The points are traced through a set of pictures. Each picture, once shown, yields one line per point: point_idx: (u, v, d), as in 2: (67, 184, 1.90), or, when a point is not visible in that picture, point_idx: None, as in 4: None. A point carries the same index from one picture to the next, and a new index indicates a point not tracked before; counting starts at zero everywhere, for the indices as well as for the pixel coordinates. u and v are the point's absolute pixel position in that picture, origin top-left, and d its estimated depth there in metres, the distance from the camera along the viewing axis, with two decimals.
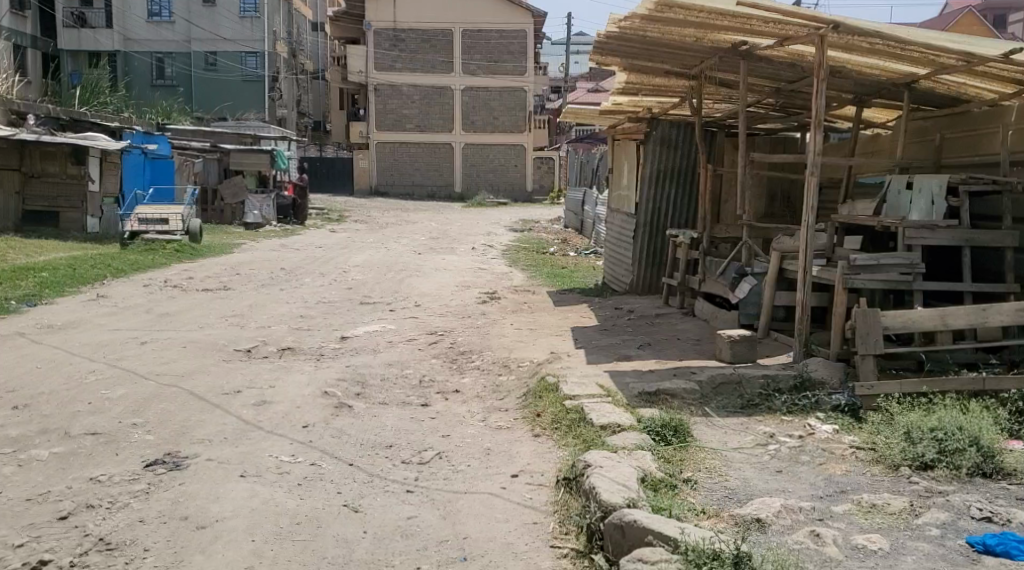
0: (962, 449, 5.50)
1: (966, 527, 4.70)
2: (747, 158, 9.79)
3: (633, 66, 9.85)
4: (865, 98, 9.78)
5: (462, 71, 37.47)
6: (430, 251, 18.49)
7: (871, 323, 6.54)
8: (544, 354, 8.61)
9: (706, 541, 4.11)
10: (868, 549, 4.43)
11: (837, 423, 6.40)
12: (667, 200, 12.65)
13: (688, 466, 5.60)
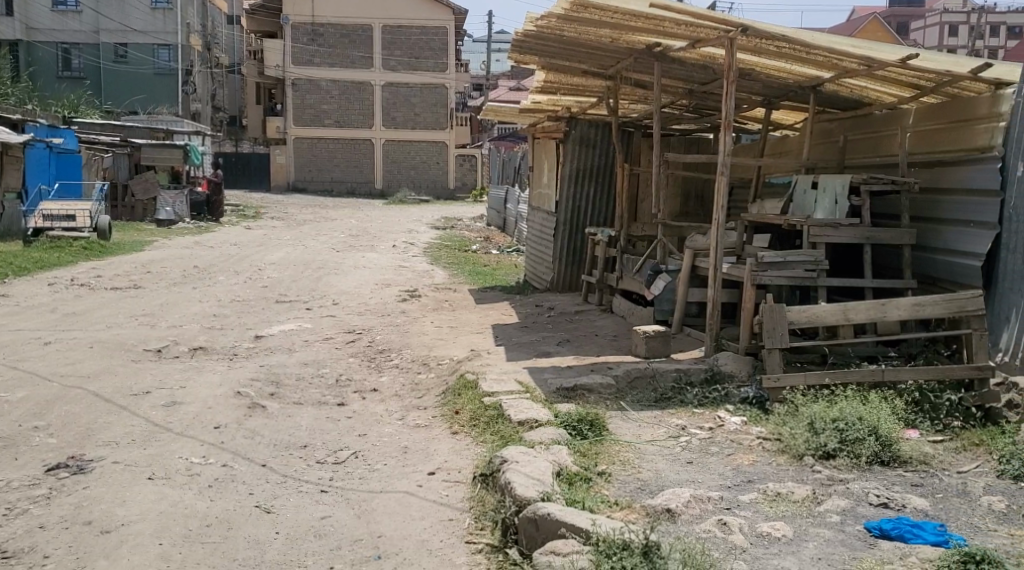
0: (862, 439, 5.75)
1: (864, 513, 4.90)
2: (662, 157, 9.98)
3: (549, 65, 9.94)
4: (775, 100, 10.06)
5: (382, 67, 37.21)
6: (349, 249, 18.34)
7: (778, 318, 6.74)
8: (463, 352, 8.63)
9: (617, 531, 4.18)
10: (771, 537, 4.57)
11: (746, 415, 6.62)
12: (586, 198, 12.81)
13: (603, 460, 5.70)
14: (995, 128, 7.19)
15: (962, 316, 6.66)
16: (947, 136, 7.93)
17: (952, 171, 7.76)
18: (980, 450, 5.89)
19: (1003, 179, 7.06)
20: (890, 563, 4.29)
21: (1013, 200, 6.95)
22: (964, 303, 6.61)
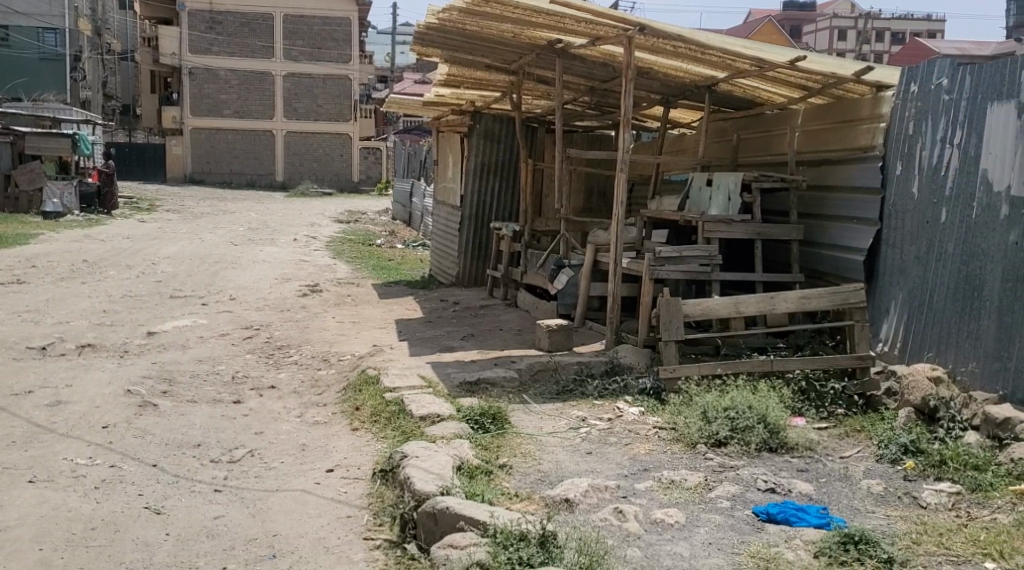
0: (751, 426, 5.95)
1: (753, 498, 5.08)
2: (563, 153, 10.08)
3: (452, 59, 9.93)
4: (672, 99, 10.29)
5: (283, 57, 36.49)
6: (248, 242, 17.94)
7: (674, 311, 6.85)
8: (364, 347, 8.56)
9: (514, 523, 4.21)
10: (665, 523, 4.70)
11: (644, 405, 6.78)
12: (491, 193, 12.86)
13: (504, 453, 5.74)
14: (875, 129, 7.52)
15: (845, 308, 6.94)
16: (833, 136, 8.24)
17: (838, 170, 8.08)
18: (862, 435, 6.17)
19: (883, 177, 7.39)
20: (776, 545, 4.45)
21: (892, 197, 7.26)
22: (846, 295, 6.89)
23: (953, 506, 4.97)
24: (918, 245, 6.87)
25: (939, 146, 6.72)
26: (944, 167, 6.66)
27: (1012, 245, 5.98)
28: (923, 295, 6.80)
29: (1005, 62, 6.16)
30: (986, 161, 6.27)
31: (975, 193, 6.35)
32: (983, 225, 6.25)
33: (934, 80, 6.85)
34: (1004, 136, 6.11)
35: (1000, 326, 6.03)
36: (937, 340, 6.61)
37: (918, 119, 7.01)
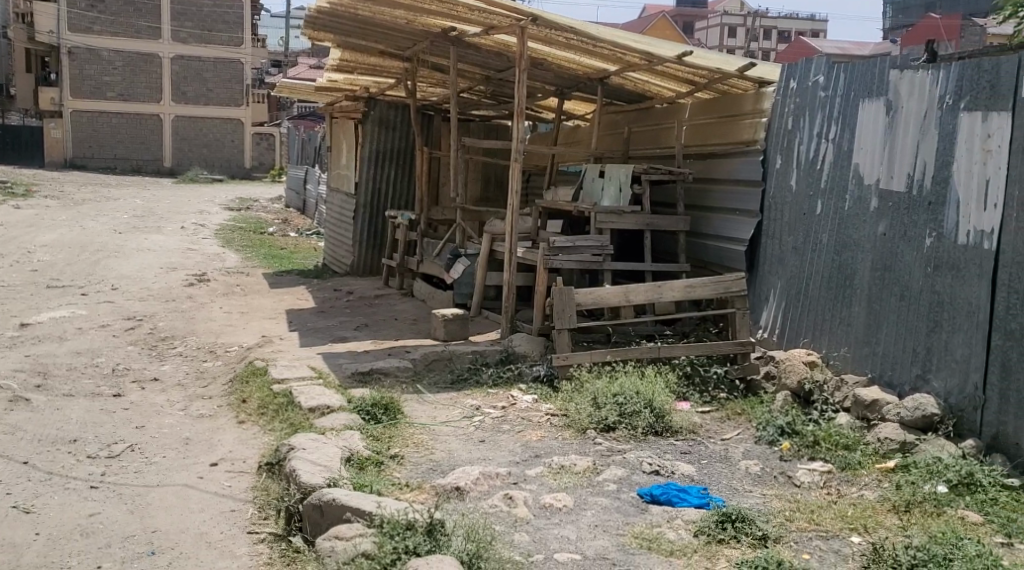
0: (639, 411, 6.11)
1: (638, 481, 5.22)
2: (458, 143, 10.07)
3: (345, 44, 9.80)
4: (566, 91, 10.40)
5: (170, 39, 35.27)
6: (132, 230, 17.32)
7: (567, 300, 6.95)
8: (253, 338, 8.39)
9: (401, 513, 4.18)
10: (554, 507, 4.77)
11: (537, 393, 6.87)
12: (385, 181, 12.75)
13: (396, 443, 5.72)
14: (758, 124, 7.80)
15: (728, 296, 7.18)
16: (719, 130, 8.49)
17: (723, 164, 8.33)
18: (743, 418, 6.41)
19: (764, 170, 7.66)
20: (659, 526, 4.58)
21: (772, 189, 7.54)
22: (729, 284, 7.13)
23: (824, 484, 5.21)
24: (796, 236, 7.15)
25: (815, 141, 7.00)
26: (820, 161, 6.94)
27: (880, 236, 6.28)
28: (800, 283, 7.08)
29: (875, 61, 6.45)
30: (857, 155, 6.56)
31: (847, 186, 6.64)
32: (854, 216, 6.54)
33: (811, 78, 7.13)
34: (874, 132, 6.40)
35: (869, 313, 6.33)
36: (813, 327, 6.90)
37: (796, 115, 7.29)
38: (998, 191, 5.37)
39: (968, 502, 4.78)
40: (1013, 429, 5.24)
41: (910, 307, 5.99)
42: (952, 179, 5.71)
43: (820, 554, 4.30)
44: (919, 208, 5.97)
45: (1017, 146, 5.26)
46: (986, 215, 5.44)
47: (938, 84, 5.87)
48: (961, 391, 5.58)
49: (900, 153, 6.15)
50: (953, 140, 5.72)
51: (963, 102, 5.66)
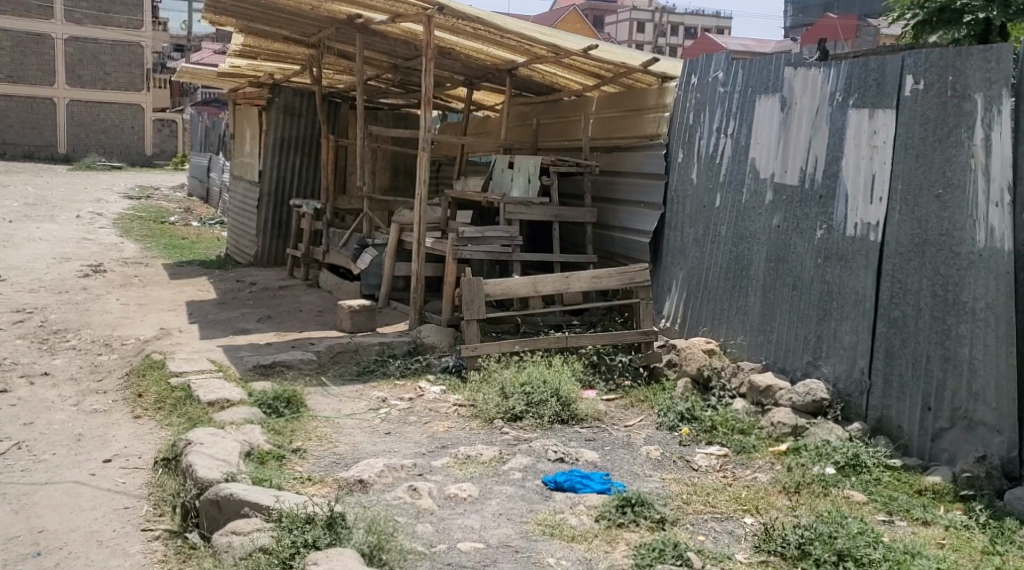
0: (545, 400, 6.17)
1: (543, 469, 5.28)
2: (365, 132, 9.96)
3: (248, 29, 9.58)
4: (475, 82, 10.39)
5: (63, 19, 33.76)
6: (22, 219, 16.61)
7: (475, 290, 6.95)
8: (151, 331, 8.15)
9: (300, 507, 4.13)
10: (458, 497, 4.78)
11: (445, 383, 6.87)
12: (291, 169, 12.55)
13: (299, 436, 5.64)
14: (661, 118, 7.95)
15: (632, 287, 7.30)
16: (624, 123, 8.63)
17: (629, 157, 8.47)
18: (645, 405, 6.54)
19: (666, 164, 7.83)
20: (561, 512, 4.64)
21: (674, 182, 7.70)
22: (633, 275, 7.25)
23: (720, 468, 5.37)
24: (696, 228, 7.32)
25: (715, 136, 7.17)
26: (719, 155, 7.11)
27: (775, 228, 6.47)
28: (700, 274, 7.26)
29: (771, 58, 6.64)
30: (754, 150, 6.75)
31: (744, 180, 6.83)
32: (751, 209, 6.73)
33: (711, 74, 7.31)
34: (769, 128, 6.60)
35: (764, 303, 6.53)
36: (713, 316, 7.08)
37: (697, 110, 7.46)
38: (882, 186, 5.59)
39: (854, 482, 4.98)
40: (895, 413, 5.47)
41: (802, 297, 6.20)
42: (842, 174, 5.92)
43: (714, 536, 4.43)
44: (811, 201, 6.18)
45: (900, 142, 5.48)
46: (872, 209, 5.66)
47: (829, 83, 6.08)
48: (849, 376, 5.80)
49: (794, 148, 6.35)
50: (842, 136, 5.94)
51: (851, 99, 5.88)
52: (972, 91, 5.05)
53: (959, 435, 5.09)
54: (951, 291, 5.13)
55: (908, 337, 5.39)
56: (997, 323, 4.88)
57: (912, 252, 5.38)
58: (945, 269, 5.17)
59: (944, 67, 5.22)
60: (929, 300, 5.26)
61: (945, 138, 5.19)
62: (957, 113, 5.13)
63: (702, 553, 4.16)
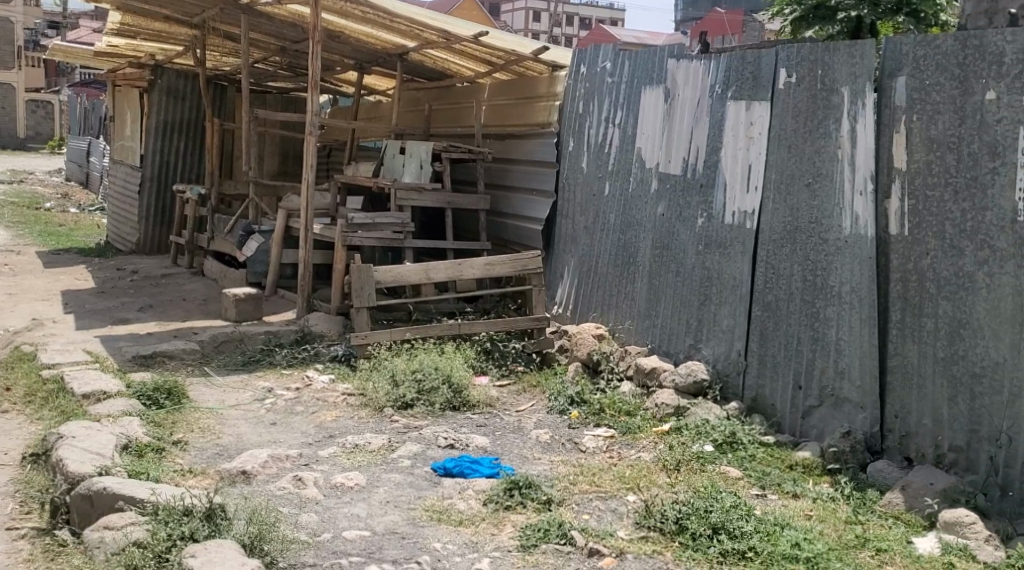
0: (436, 387, 6.18)
1: (432, 455, 5.30)
2: (251, 115, 9.72)
3: (126, 8, 9.20)
4: (365, 66, 10.26)
5: None
6: None
7: (365, 277, 6.86)
8: (21, 322, 7.79)
9: (178, 499, 4.03)
10: (345, 486, 4.75)
11: (334, 372, 6.81)
12: (174, 153, 12.15)
13: (180, 429, 5.50)
14: (552, 106, 8.04)
15: (524, 274, 7.36)
16: (516, 111, 8.69)
17: (521, 144, 8.54)
18: (537, 390, 6.63)
19: (557, 152, 7.94)
20: (449, 498, 4.67)
21: (565, 170, 7.82)
22: (525, 262, 7.29)
23: (607, 449, 5.49)
24: (587, 216, 7.46)
25: (603, 125, 7.30)
26: (608, 145, 7.24)
27: (659, 217, 6.63)
28: (590, 261, 7.41)
29: (655, 50, 6.79)
30: (640, 140, 6.89)
31: (631, 169, 6.97)
32: (637, 198, 6.88)
33: (600, 64, 7.42)
34: (654, 118, 6.74)
35: (649, 289, 6.70)
36: (602, 302, 7.24)
37: (586, 99, 7.58)
38: (758, 175, 5.79)
39: (730, 459, 5.18)
40: (769, 392, 5.70)
41: (684, 282, 6.38)
42: (721, 164, 6.10)
43: (598, 514, 4.53)
44: (693, 190, 6.35)
45: (774, 133, 5.68)
46: (748, 197, 5.86)
47: (709, 74, 6.24)
48: (727, 358, 6.00)
49: (677, 137, 6.51)
50: (721, 128, 6.12)
51: (730, 91, 6.06)
52: (839, 84, 5.25)
53: (827, 413, 5.35)
54: (820, 276, 5.35)
55: (781, 320, 5.61)
56: (860, 306, 5.11)
57: (784, 239, 5.59)
58: (814, 255, 5.39)
59: (815, 62, 5.41)
60: (800, 285, 5.48)
61: (815, 129, 5.40)
62: (826, 105, 5.33)
63: (586, 531, 4.25)
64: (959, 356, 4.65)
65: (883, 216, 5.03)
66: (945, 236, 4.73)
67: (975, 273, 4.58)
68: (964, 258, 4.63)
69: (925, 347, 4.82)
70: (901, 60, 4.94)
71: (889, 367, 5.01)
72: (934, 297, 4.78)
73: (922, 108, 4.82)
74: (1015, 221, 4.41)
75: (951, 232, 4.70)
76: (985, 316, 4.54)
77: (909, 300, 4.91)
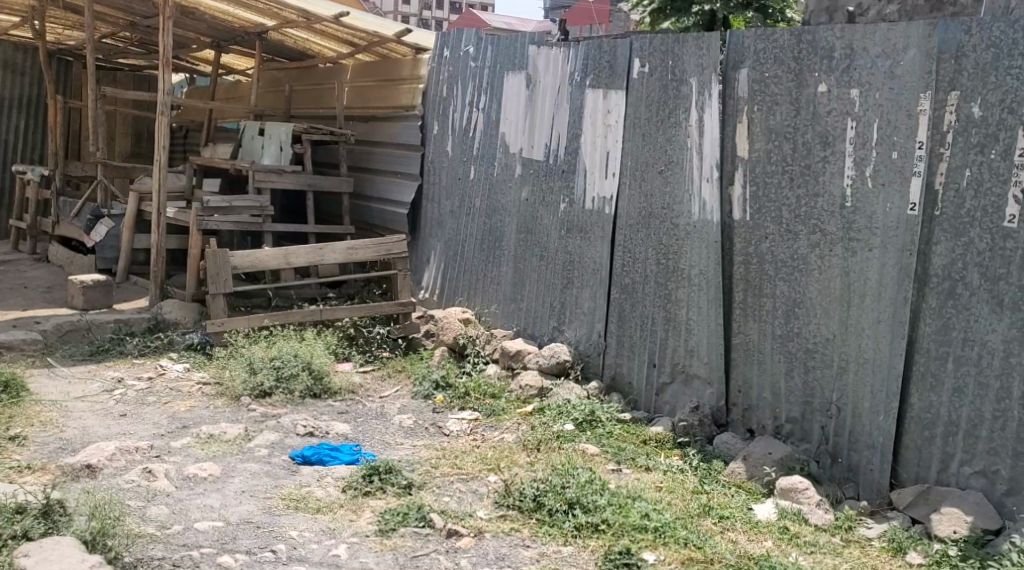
0: (296, 374, 6.09)
1: (291, 444, 5.22)
2: (98, 93, 9.26)
3: None
4: (222, 44, 9.92)
5: None
6: None
7: (221, 263, 6.64)
8: None
9: (11, 497, 3.83)
10: (198, 477, 4.62)
11: (190, 361, 6.61)
12: (14, 131, 11.47)
13: (19, 423, 5.23)
14: (415, 89, 8.01)
15: (389, 258, 7.23)
16: (380, 93, 8.61)
17: (385, 127, 8.48)
18: (401, 375, 6.63)
19: (422, 136, 7.93)
20: (307, 485, 4.61)
21: (430, 153, 7.83)
22: (390, 246, 7.18)
23: (470, 431, 5.54)
24: (452, 200, 7.50)
25: (467, 109, 7.33)
26: (472, 129, 7.28)
27: (523, 201, 6.73)
28: (456, 245, 7.47)
29: (516, 36, 6.85)
30: (503, 125, 6.95)
31: (495, 154, 7.03)
32: (500, 182, 6.96)
33: (462, 48, 7.44)
34: (517, 104, 6.81)
35: (515, 272, 6.80)
36: (468, 285, 7.32)
37: (450, 83, 7.58)
38: (615, 162, 5.94)
39: (588, 436, 5.32)
40: (627, 370, 5.90)
41: (547, 265, 6.51)
42: (580, 150, 6.22)
43: (459, 496, 4.57)
44: (554, 175, 6.46)
45: (629, 121, 5.83)
46: (606, 183, 6.01)
47: (569, 62, 6.35)
48: (588, 340, 6.17)
49: (539, 123, 6.59)
50: (580, 114, 6.23)
51: (588, 79, 6.18)
52: (688, 75, 5.44)
53: (678, 389, 5.57)
54: (672, 260, 5.55)
55: (636, 301, 5.80)
56: (708, 288, 5.33)
57: (639, 224, 5.76)
58: (667, 239, 5.58)
59: (665, 53, 5.59)
60: (654, 268, 5.67)
61: (666, 118, 5.58)
62: (676, 95, 5.52)
63: (445, 513, 4.29)
64: (795, 333, 4.92)
65: (727, 202, 5.25)
66: (782, 221, 4.96)
67: (807, 255, 4.84)
68: (798, 241, 4.88)
69: (765, 326, 5.07)
70: (743, 53, 5.15)
71: (733, 344, 5.26)
72: (772, 278, 5.02)
73: (762, 99, 5.05)
74: (843, 206, 4.67)
75: (787, 217, 4.93)
76: (817, 296, 4.80)
77: (750, 282, 5.15)
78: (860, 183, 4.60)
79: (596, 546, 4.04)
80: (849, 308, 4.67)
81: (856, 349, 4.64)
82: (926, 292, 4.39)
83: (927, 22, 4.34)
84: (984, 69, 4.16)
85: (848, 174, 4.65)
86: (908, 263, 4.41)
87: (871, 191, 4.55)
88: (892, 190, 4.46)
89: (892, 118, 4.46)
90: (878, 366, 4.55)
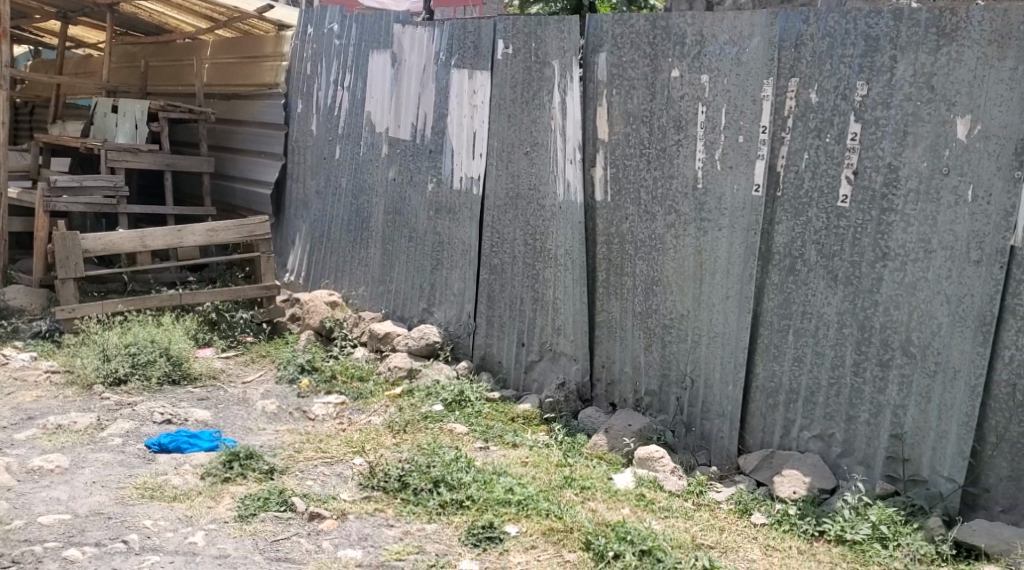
0: (153, 361, 5.88)
1: (146, 432, 5.05)
2: None
3: None
4: (69, 15, 9.41)
5: None
6: None
7: (71, 247, 6.29)
8: None
9: None
10: (44, 470, 4.42)
11: (37, 349, 6.30)
12: None
13: None
14: (277, 67, 7.81)
15: (252, 240, 7.02)
16: (240, 70, 8.35)
17: (247, 105, 8.24)
18: (265, 360, 6.50)
19: (285, 114, 7.76)
20: (163, 474, 4.48)
21: (295, 132, 7.66)
22: (252, 228, 6.97)
23: (337, 415, 5.49)
24: (318, 180, 7.38)
25: (332, 88, 7.21)
26: (337, 108, 7.17)
27: (390, 181, 6.69)
28: (322, 227, 7.35)
29: (380, 14, 6.77)
30: (368, 104, 6.87)
31: (361, 133, 6.95)
32: (367, 162, 6.89)
33: (326, 25, 7.30)
34: (382, 83, 6.75)
35: (383, 254, 6.77)
36: (336, 267, 7.23)
37: (313, 60, 7.44)
38: (482, 142, 5.97)
39: (456, 416, 5.37)
40: (496, 350, 5.97)
41: (416, 247, 6.50)
42: (447, 132, 6.23)
43: (322, 480, 4.53)
44: (421, 156, 6.44)
45: (495, 103, 5.87)
46: (474, 164, 6.03)
47: (434, 42, 6.33)
48: (458, 321, 6.20)
49: (405, 103, 6.55)
50: (446, 94, 6.23)
51: (454, 59, 6.18)
52: (551, 58, 5.51)
53: (546, 366, 5.68)
54: (539, 240, 5.63)
55: (505, 282, 5.86)
56: (573, 267, 5.44)
57: (507, 204, 5.82)
58: (533, 220, 5.66)
59: (528, 35, 5.64)
60: (522, 249, 5.74)
61: (530, 100, 5.65)
62: (540, 77, 5.58)
63: (307, 496, 4.26)
64: (653, 310, 5.08)
65: (590, 183, 5.37)
66: (640, 202, 5.10)
67: (663, 235, 5.00)
68: (655, 222, 5.04)
69: (626, 304, 5.22)
70: (601, 37, 5.26)
71: (597, 321, 5.39)
72: (632, 258, 5.17)
73: (620, 83, 5.17)
74: (695, 187, 4.85)
75: (644, 199, 5.08)
76: (673, 273, 4.97)
77: (612, 261, 5.29)
78: (711, 165, 4.78)
79: (460, 522, 4.08)
80: (701, 285, 4.86)
81: (708, 324, 4.85)
82: (769, 268, 4.62)
83: (769, 12, 4.54)
84: (821, 58, 4.39)
85: (699, 157, 4.82)
86: (754, 242, 4.63)
87: (720, 173, 4.74)
88: (739, 171, 4.67)
89: (738, 103, 4.66)
90: (727, 340, 4.77)
